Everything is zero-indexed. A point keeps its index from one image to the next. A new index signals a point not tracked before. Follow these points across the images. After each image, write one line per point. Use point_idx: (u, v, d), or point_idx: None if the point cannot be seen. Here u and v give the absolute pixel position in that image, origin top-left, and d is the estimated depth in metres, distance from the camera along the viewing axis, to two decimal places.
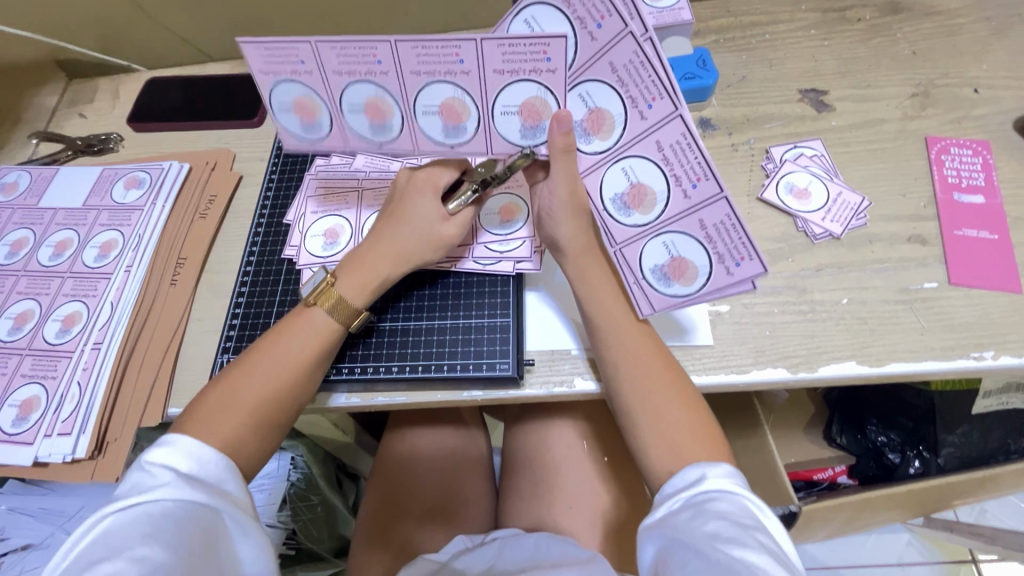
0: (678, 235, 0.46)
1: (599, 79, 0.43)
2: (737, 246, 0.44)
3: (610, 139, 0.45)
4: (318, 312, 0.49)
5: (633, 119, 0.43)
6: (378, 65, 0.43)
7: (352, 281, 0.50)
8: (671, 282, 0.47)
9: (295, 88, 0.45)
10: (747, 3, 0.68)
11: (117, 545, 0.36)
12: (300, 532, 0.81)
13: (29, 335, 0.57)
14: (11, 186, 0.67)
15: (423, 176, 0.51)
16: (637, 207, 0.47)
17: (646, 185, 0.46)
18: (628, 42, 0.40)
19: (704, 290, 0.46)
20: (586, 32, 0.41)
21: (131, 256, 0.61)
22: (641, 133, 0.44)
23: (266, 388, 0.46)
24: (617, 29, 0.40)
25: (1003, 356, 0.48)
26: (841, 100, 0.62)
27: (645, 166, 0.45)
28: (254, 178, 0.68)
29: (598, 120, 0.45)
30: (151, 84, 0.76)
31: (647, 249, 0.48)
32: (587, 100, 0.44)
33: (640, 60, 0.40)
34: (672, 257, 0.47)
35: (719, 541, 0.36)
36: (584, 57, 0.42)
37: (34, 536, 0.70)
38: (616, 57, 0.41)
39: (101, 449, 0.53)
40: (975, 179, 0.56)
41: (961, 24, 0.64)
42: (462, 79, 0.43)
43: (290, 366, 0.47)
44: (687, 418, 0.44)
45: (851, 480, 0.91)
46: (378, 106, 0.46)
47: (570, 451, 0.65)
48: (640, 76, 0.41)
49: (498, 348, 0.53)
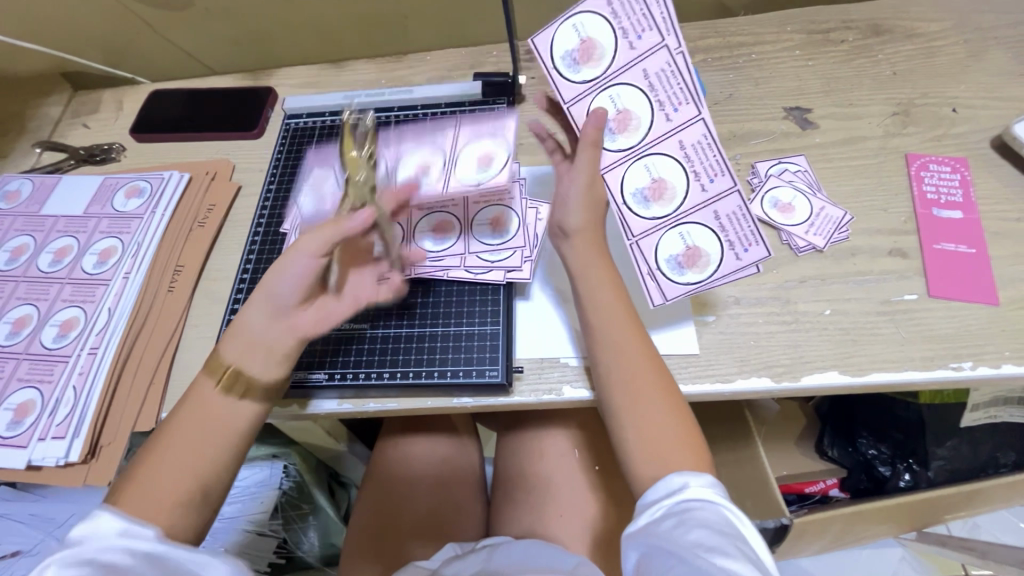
0: (694, 226, 0.50)
1: (631, 85, 0.49)
2: (747, 235, 0.49)
3: (632, 141, 0.50)
4: (212, 386, 0.45)
5: (659, 120, 0.49)
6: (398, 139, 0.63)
7: (236, 347, 0.45)
8: (691, 265, 0.50)
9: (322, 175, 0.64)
10: (734, 24, 0.71)
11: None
12: (291, 540, 0.80)
13: (26, 340, 0.58)
14: (14, 194, 0.68)
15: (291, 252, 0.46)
16: (656, 200, 0.50)
17: (666, 181, 0.50)
18: (662, 55, 0.48)
19: (716, 278, 0.50)
20: (626, 45, 0.49)
21: (130, 263, 0.62)
22: (665, 134, 0.49)
23: (177, 467, 0.42)
24: (654, 43, 0.48)
25: (981, 367, 0.49)
26: (824, 118, 0.64)
27: (666, 163, 0.50)
28: (253, 187, 0.69)
29: (625, 121, 0.50)
30: (153, 97, 0.78)
31: (662, 240, 0.51)
32: (615, 103, 0.49)
33: (672, 69, 0.48)
34: (688, 246, 0.50)
35: (701, 550, 0.37)
36: (621, 63, 0.49)
37: (22, 543, 0.69)
38: (649, 65, 0.48)
39: (94, 453, 0.54)
40: (954, 195, 0.57)
41: (940, 46, 0.67)
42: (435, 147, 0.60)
43: (192, 446, 0.43)
44: (672, 422, 0.45)
45: (844, 492, 0.91)
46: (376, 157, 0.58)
47: (560, 459, 0.65)
48: (668, 84, 0.48)
49: (489, 355, 0.54)
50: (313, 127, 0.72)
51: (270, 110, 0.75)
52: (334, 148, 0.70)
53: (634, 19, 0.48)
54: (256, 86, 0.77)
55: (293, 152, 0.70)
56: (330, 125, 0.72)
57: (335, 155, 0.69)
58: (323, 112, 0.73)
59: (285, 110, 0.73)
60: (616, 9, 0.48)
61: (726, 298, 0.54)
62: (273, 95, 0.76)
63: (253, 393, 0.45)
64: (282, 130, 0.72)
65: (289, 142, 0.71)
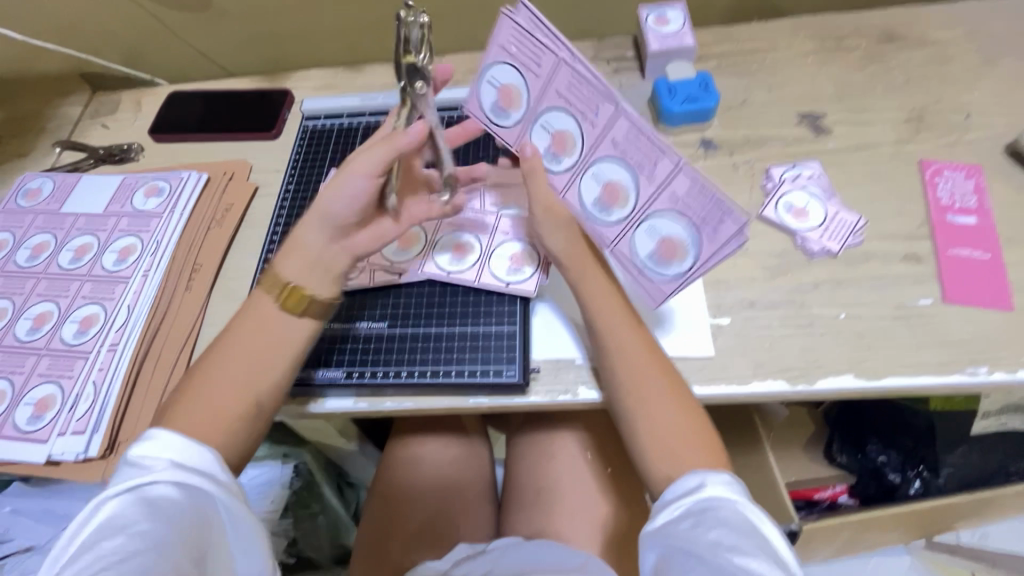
0: (657, 216, 0.49)
1: (554, 108, 0.48)
2: (712, 208, 0.46)
3: (575, 156, 0.50)
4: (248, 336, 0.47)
5: (589, 128, 0.48)
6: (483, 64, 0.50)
7: (296, 266, 0.47)
8: (663, 263, 0.50)
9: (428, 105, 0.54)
10: (748, 30, 0.71)
11: (118, 525, 0.38)
12: (301, 539, 0.83)
13: (46, 336, 0.59)
14: (35, 193, 0.69)
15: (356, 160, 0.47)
16: (615, 204, 0.50)
17: (619, 181, 0.49)
18: (564, 69, 0.46)
19: (700, 257, 0.48)
20: (531, 75, 0.48)
21: (149, 261, 0.63)
22: (597, 141, 0.48)
23: (228, 391, 0.45)
24: (552, 61, 0.46)
25: (996, 372, 0.49)
26: (838, 124, 0.64)
27: (610, 165, 0.49)
28: (270, 188, 0.70)
29: (563, 140, 0.50)
30: (171, 98, 0.79)
31: (636, 239, 0.50)
32: (549, 127, 0.50)
33: (577, 79, 0.46)
34: (654, 244, 0.50)
35: (722, 549, 0.38)
36: (537, 93, 0.48)
37: (35, 538, 0.70)
38: (559, 84, 0.47)
39: (113, 449, 0.54)
40: (968, 201, 0.57)
41: (953, 54, 0.67)
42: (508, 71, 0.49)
43: (248, 376, 0.46)
44: (686, 424, 0.45)
45: (852, 498, 0.90)
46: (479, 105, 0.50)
47: (571, 461, 0.65)
48: (584, 93, 0.47)
49: (506, 355, 0.54)
50: (330, 129, 0.73)
51: (287, 111, 0.76)
52: (351, 149, 0.71)
53: (527, 51, 0.47)
54: (273, 88, 0.78)
55: (311, 153, 0.71)
56: (347, 126, 0.73)
57: (351, 156, 0.70)
58: (340, 114, 0.74)
59: (303, 112, 0.74)
60: (508, 50, 0.48)
61: (740, 301, 0.55)
62: (290, 97, 0.77)
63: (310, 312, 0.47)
64: (299, 132, 0.73)
65: (307, 144, 0.72)
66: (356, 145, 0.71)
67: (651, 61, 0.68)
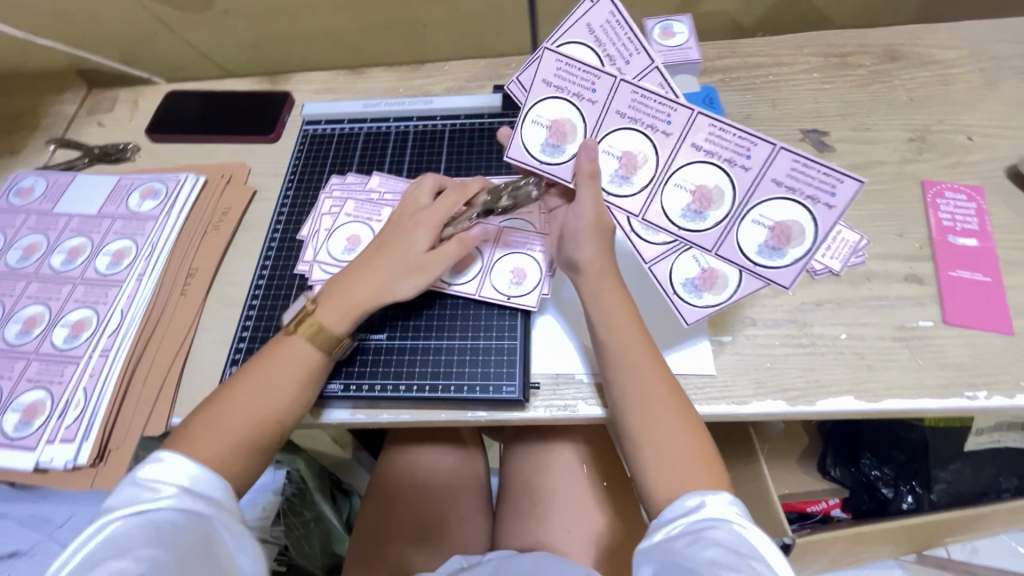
0: (761, 207, 0.47)
1: (620, 127, 0.49)
2: (825, 177, 0.45)
3: (648, 171, 0.50)
4: (272, 370, 0.48)
5: (661, 139, 0.49)
6: (592, 91, 0.49)
7: (335, 309, 0.50)
8: (782, 263, 0.47)
9: (554, 109, 0.50)
10: (752, 45, 0.71)
11: (120, 548, 0.37)
12: (292, 547, 0.80)
13: (37, 339, 0.58)
14: (27, 191, 0.68)
15: (423, 214, 0.54)
16: (707, 207, 0.49)
17: (707, 184, 0.48)
18: (623, 88, 0.48)
19: (820, 238, 0.46)
20: (587, 100, 0.49)
21: (144, 265, 0.62)
22: (675, 148, 0.49)
23: (243, 416, 0.46)
24: (608, 83, 0.48)
25: (996, 397, 0.49)
26: (841, 141, 0.64)
27: (694, 172, 0.49)
28: (269, 192, 0.69)
29: (631, 159, 0.50)
30: (169, 97, 0.77)
31: (678, 263, 0.54)
32: (612, 150, 0.50)
33: (639, 94, 0.48)
34: (758, 242, 0.48)
35: (717, 568, 0.37)
36: (593, 119, 0.49)
37: (20, 543, 0.68)
38: (620, 104, 0.49)
39: (102, 457, 0.53)
40: (969, 223, 0.58)
41: (956, 74, 0.67)
42: (586, 105, 0.49)
43: (272, 396, 0.47)
44: (691, 446, 0.45)
45: (844, 513, 0.91)
46: (560, 126, 0.50)
47: (568, 474, 0.65)
48: (651, 104, 0.48)
49: (506, 369, 0.54)
50: (332, 134, 0.72)
51: (287, 114, 0.75)
52: (352, 155, 0.70)
53: (579, 77, 0.49)
54: (274, 91, 0.77)
55: (311, 159, 0.70)
56: (348, 132, 0.72)
57: (352, 162, 0.70)
58: (342, 120, 0.73)
59: (304, 116, 0.73)
60: (557, 81, 0.49)
61: (742, 319, 0.55)
62: (291, 99, 0.76)
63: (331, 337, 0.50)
64: (300, 136, 0.72)
65: (307, 149, 0.71)
66: (358, 150, 0.70)
67: None
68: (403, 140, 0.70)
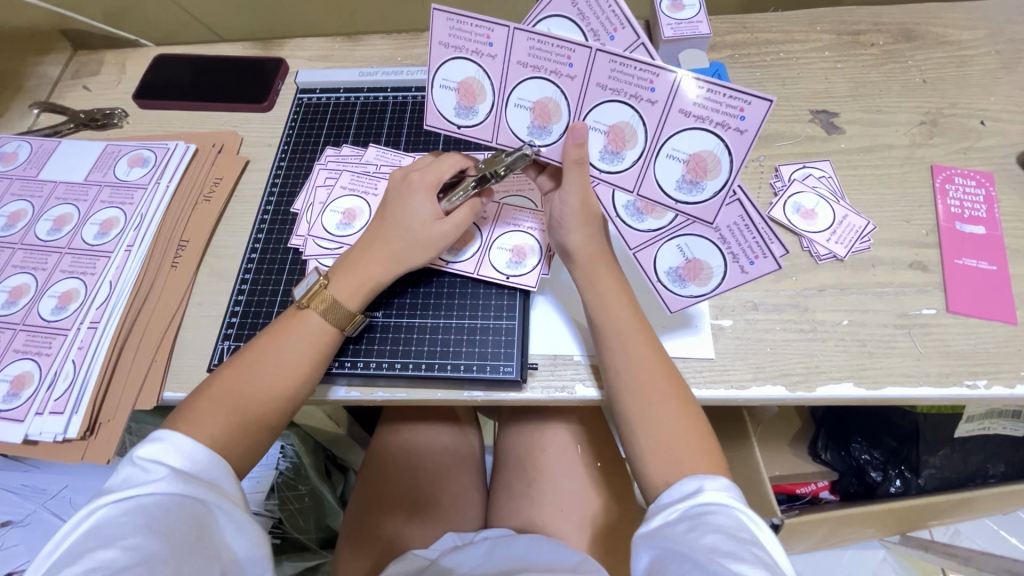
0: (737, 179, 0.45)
1: (600, 102, 0.46)
2: (730, 103, 0.43)
3: (564, 119, 0.48)
4: (281, 347, 0.47)
5: (646, 108, 0.45)
6: (569, 67, 0.45)
7: (348, 283, 0.50)
8: (769, 243, 0.48)
9: (465, 69, 0.48)
10: (764, 20, 0.69)
11: (108, 536, 0.36)
12: (286, 521, 0.80)
13: (24, 310, 0.56)
14: (11, 156, 0.66)
15: (417, 175, 0.51)
16: (703, 176, 0.46)
17: (700, 151, 0.45)
18: (600, 58, 0.44)
19: (761, 229, 0.48)
20: (562, 77, 0.46)
21: (133, 235, 0.60)
22: (662, 117, 0.45)
23: (252, 394, 0.45)
24: (583, 55, 0.45)
25: (996, 386, 0.49)
26: (851, 123, 0.62)
27: (687, 140, 0.45)
28: (261, 163, 0.67)
29: (619, 134, 0.47)
30: (157, 60, 0.74)
31: (661, 252, 0.53)
32: (525, 101, 0.48)
33: (619, 63, 0.44)
34: (742, 216, 0.49)
35: (716, 554, 0.37)
36: (499, 75, 0.48)
37: (12, 513, 0.68)
38: (600, 77, 0.45)
39: (93, 430, 0.52)
40: (977, 210, 0.56)
41: (971, 56, 0.65)
42: (564, 83, 0.46)
43: (286, 371, 0.46)
44: (689, 429, 0.44)
45: (833, 495, 0.93)
46: (471, 88, 0.49)
47: (562, 454, 0.65)
48: (631, 73, 0.44)
49: (503, 350, 0.53)
50: (327, 103, 0.70)
51: (281, 82, 0.72)
52: (348, 125, 0.68)
53: (553, 54, 0.45)
54: (267, 57, 0.74)
55: (305, 129, 0.68)
56: (345, 101, 0.70)
57: (348, 133, 0.67)
58: (338, 89, 0.71)
59: (298, 85, 0.71)
60: (455, 41, 0.47)
61: (743, 303, 0.54)
62: (284, 66, 0.73)
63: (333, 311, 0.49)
64: (294, 105, 0.70)
65: (301, 119, 0.69)
66: (354, 121, 0.68)
67: (665, 46, 0.65)
68: (400, 111, 0.68)
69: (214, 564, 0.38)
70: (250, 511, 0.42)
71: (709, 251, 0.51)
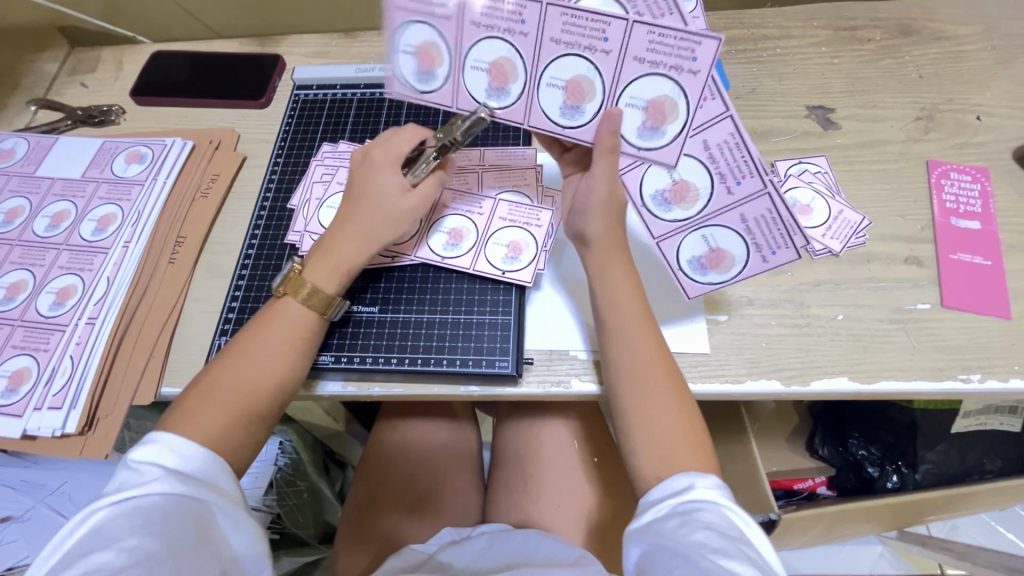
0: (718, 229, 0.50)
1: (639, 75, 0.45)
2: (739, 165, 0.47)
3: (522, 80, 0.48)
4: (265, 337, 0.47)
5: (602, 59, 0.45)
6: (522, 25, 0.45)
7: (323, 268, 0.50)
8: (793, 235, 0.47)
9: (422, 32, 0.47)
10: (760, 16, 0.69)
11: (105, 538, 0.36)
12: (285, 516, 0.81)
13: (22, 305, 0.57)
14: (8, 153, 0.66)
15: (378, 153, 0.52)
16: (678, 202, 0.51)
17: (659, 96, 0.45)
18: (552, 13, 0.44)
19: (795, 224, 0.46)
20: (516, 35, 0.46)
21: (130, 231, 0.60)
22: (617, 66, 0.45)
23: (239, 388, 0.45)
24: (535, 11, 0.44)
25: (989, 380, 0.49)
26: (847, 119, 0.62)
27: (692, 164, 0.49)
28: (259, 159, 0.67)
29: (577, 87, 0.47)
30: (154, 57, 0.74)
31: (684, 242, 0.52)
32: (481, 62, 0.47)
33: (569, 16, 0.44)
34: (770, 210, 0.47)
35: (707, 551, 0.37)
36: (455, 37, 0.47)
37: (13, 510, 0.68)
38: (552, 32, 0.45)
39: (91, 425, 0.52)
40: (973, 206, 0.57)
41: (968, 51, 0.65)
42: (518, 40, 0.46)
43: (272, 362, 0.47)
44: (683, 425, 0.45)
45: (831, 491, 0.93)
46: (429, 52, 0.48)
47: (559, 449, 0.65)
48: (583, 25, 0.44)
49: (499, 345, 0.53)
50: (324, 100, 0.70)
51: (278, 79, 0.72)
52: (345, 122, 0.68)
53: (506, 12, 0.45)
54: (264, 53, 0.74)
55: (301, 125, 0.68)
56: (341, 98, 0.70)
57: (345, 129, 0.68)
58: (334, 85, 0.71)
59: (295, 81, 0.71)
60: (409, 4, 0.46)
61: (739, 298, 0.54)
62: (281, 62, 0.73)
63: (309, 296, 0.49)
64: (291, 101, 0.70)
65: (297, 115, 0.69)
66: (350, 117, 0.68)
67: None
68: (397, 107, 0.68)
69: (213, 563, 0.39)
70: (248, 511, 0.42)
71: (733, 241, 0.50)
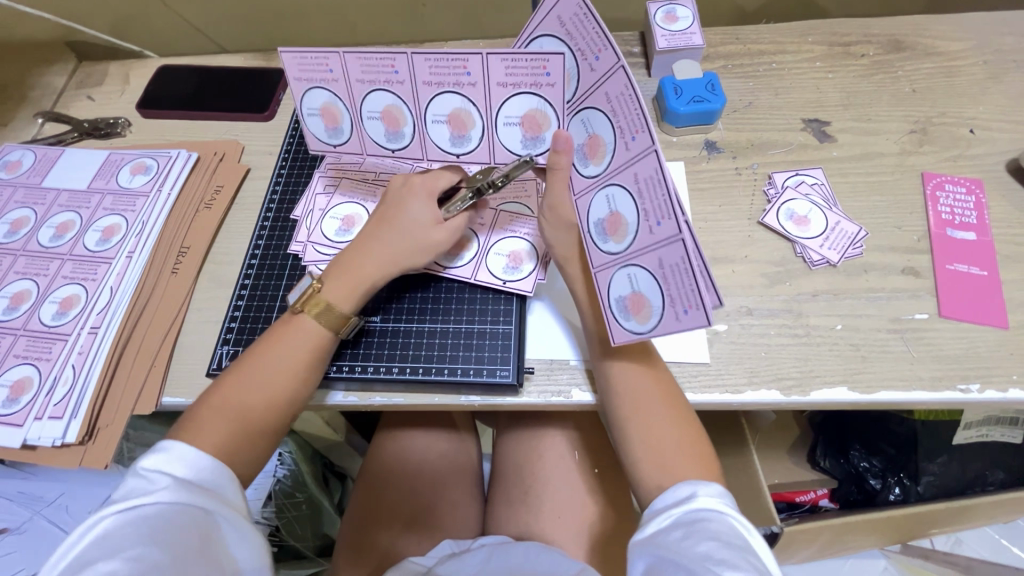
0: (640, 269, 0.43)
1: (508, 97, 0.47)
2: (660, 204, 0.41)
3: (410, 121, 0.50)
4: (280, 349, 0.48)
5: (470, 90, 0.47)
6: (395, 75, 0.47)
7: (340, 285, 0.50)
8: (702, 291, 0.39)
9: (322, 95, 0.51)
10: (756, 32, 0.70)
11: (111, 546, 0.36)
12: (284, 529, 0.80)
13: (25, 315, 0.57)
14: (15, 165, 0.67)
15: (419, 182, 0.52)
16: (614, 235, 0.45)
17: (530, 110, 0.47)
18: (417, 60, 0.46)
19: (709, 282, 0.39)
20: (394, 84, 0.48)
21: (134, 242, 0.60)
22: (485, 93, 0.47)
23: (253, 403, 0.45)
24: (403, 61, 0.47)
25: (988, 390, 0.49)
26: (843, 132, 0.63)
27: (623, 196, 0.44)
28: (262, 171, 0.68)
29: (459, 118, 0.49)
30: (159, 71, 0.76)
31: (615, 279, 0.46)
32: (374, 112, 0.50)
33: (432, 59, 0.46)
34: (685, 258, 0.40)
35: (710, 562, 0.36)
36: (347, 95, 0.50)
37: (8, 521, 0.67)
38: (422, 77, 0.47)
39: (91, 435, 0.52)
40: (968, 217, 0.57)
41: (960, 66, 0.67)
42: (398, 88, 0.49)
43: (285, 377, 0.47)
44: (681, 432, 0.45)
45: (833, 502, 0.90)
46: (331, 110, 0.51)
47: (560, 460, 0.65)
48: (444, 66, 0.46)
49: (500, 354, 0.53)
50: None
51: (282, 93, 0.73)
52: None
53: (378, 65, 0.47)
54: (268, 67, 0.75)
55: (304, 138, 0.69)
56: None
57: None
58: None
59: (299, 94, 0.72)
60: (304, 74, 0.50)
61: (737, 308, 0.55)
62: (286, 77, 0.74)
63: (326, 316, 0.49)
64: (295, 114, 0.71)
65: (301, 128, 0.70)
66: None
67: (659, 57, 0.66)
68: None
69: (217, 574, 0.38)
70: (253, 520, 0.42)
71: (653, 287, 0.43)
